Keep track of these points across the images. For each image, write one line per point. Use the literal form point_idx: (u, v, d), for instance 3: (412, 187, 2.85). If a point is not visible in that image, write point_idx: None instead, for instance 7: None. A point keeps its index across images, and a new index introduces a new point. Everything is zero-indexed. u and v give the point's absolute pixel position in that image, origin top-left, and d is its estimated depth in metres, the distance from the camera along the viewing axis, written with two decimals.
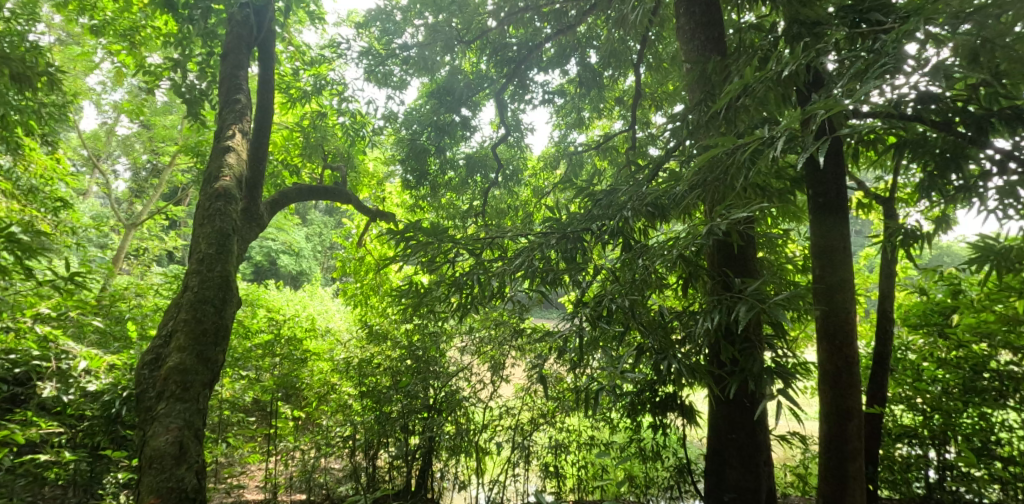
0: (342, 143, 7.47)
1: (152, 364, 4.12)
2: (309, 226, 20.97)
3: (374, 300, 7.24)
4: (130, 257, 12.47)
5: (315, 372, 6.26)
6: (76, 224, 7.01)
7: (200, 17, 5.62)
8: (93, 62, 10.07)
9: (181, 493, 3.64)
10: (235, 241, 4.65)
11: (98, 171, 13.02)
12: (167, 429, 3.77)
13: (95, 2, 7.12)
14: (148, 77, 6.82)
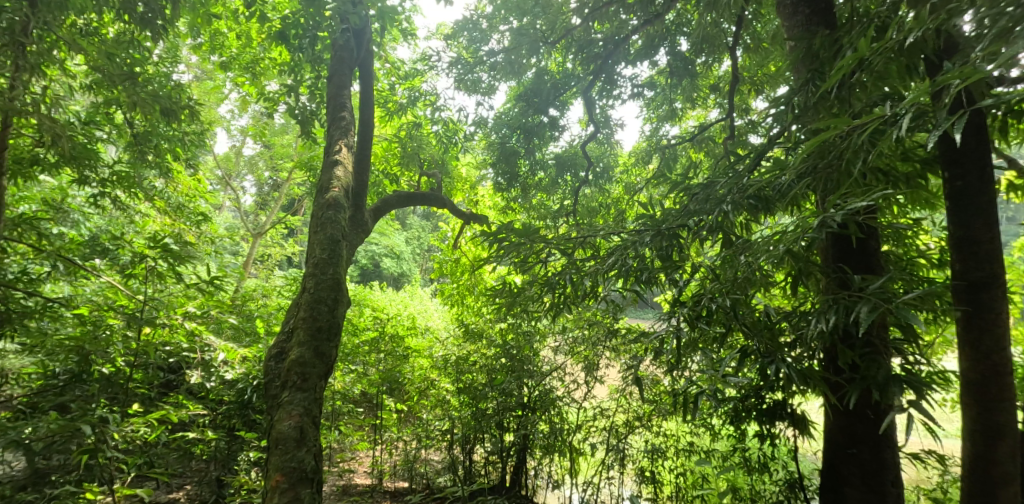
0: (437, 151, 7.61)
1: (277, 357, 4.44)
2: (408, 230, 21.74)
3: (469, 300, 7.33)
4: (257, 263, 13.61)
5: (416, 368, 6.45)
6: (214, 235, 7.72)
7: (308, 45, 6.01)
8: (223, 93, 11.12)
9: (301, 473, 3.80)
10: (344, 246, 4.91)
11: (230, 188, 14.38)
12: (290, 415, 3.98)
13: (221, 38, 7.83)
14: (268, 102, 7.39)
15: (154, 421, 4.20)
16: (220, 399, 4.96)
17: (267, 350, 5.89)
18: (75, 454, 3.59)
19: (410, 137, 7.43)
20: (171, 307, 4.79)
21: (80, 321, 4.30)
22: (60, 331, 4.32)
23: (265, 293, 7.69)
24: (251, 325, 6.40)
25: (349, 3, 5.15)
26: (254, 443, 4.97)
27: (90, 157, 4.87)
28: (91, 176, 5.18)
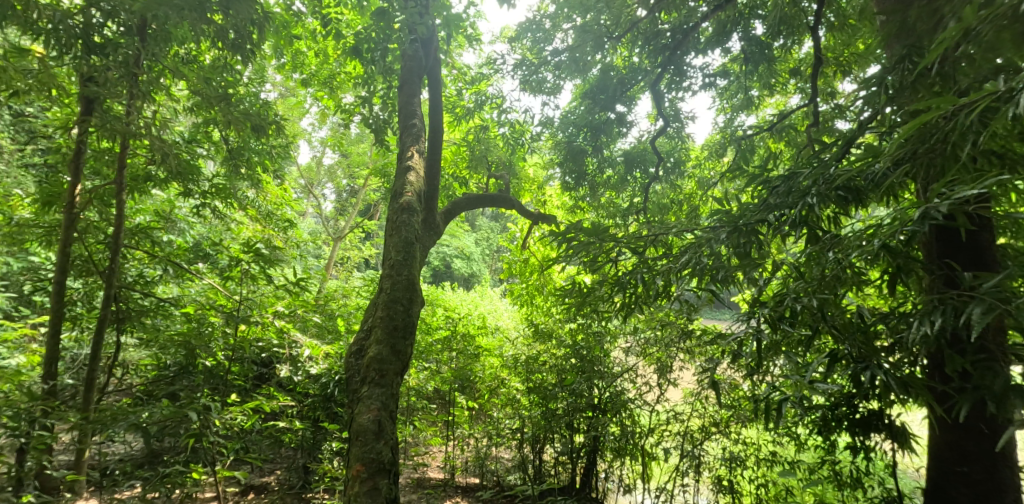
0: (504, 153, 7.57)
1: (357, 354, 4.54)
2: (477, 231, 21.94)
3: (539, 300, 7.26)
4: (337, 266, 14.12)
5: (486, 367, 6.43)
6: (299, 240, 8.07)
7: (380, 58, 6.22)
8: (304, 107, 11.68)
9: (379, 464, 3.87)
10: (417, 248, 4.98)
11: (313, 196, 15.08)
12: (369, 409, 4.08)
13: (302, 57, 8.18)
14: (345, 114, 7.64)
15: (249, 410, 4.62)
16: (307, 391, 5.45)
17: (347, 347, 6.13)
18: (183, 436, 3.98)
19: (477, 141, 7.45)
20: (263, 306, 5.17)
21: (186, 318, 4.89)
22: (170, 327, 4.90)
23: (345, 294, 7.89)
24: (332, 323, 6.62)
25: (417, 13, 5.22)
26: (337, 434, 5.19)
27: (194, 175, 5.22)
28: (193, 188, 5.54)
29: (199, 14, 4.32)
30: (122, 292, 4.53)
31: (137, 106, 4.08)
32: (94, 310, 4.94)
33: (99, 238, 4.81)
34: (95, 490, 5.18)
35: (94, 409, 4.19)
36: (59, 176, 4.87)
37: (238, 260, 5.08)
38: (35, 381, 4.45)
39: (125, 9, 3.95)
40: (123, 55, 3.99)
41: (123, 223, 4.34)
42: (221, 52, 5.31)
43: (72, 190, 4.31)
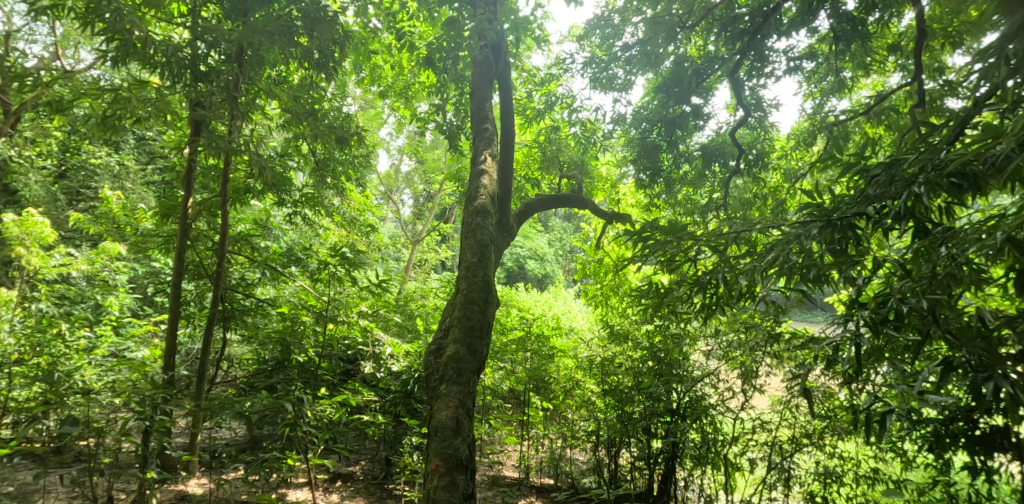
0: (576, 152, 7.44)
1: (436, 352, 4.58)
2: (551, 232, 21.78)
3: (614, 301, 7.10)
4: (415, 268, 14.45)
5: (562, 368, 6.22)
6: (380, 243, 8.26)
7: (452, 65, 6.31)
8: (382, 117, 12.07)
9: (456, 460, 3.92)
10: (492, 250, 4.96)
11: (391, 202, 15.56)
12: (447, 406, 4.12)
13: (378, 70, 8.40)
14: (420, 122, 7.78)
15: (338, 403, 4.84)
16: (388, 388, 5.59)
17: (426, 345, 6.23)
18: (280, 425, 4.32)
19: (549, 141, 7.36)
20: (350, 307, 5.51)
21: (282, 316, 5.35)
22: (270, 325, 5.52)
23: (424, 295, 8.04)
24: (411, 323, 6.76)
25: (485, 20, 5.23)
26: (416, 429, 5.32)
27: (284, 185, 5.47)
28: (285, 198, 5.82)
29: (288, 39, 4.93)
30: (228, 293, 5.18)
31: (237, 126, 4.74)
32: (204, 310, 5.47)
33: (209, 245, 5.29)
34: (206, 472, 5.61)
35: (204, 397, 4.75)
36: (175, 193, 5.41)
37: (325, 263, 5.39)
38: (155, 371, 4.92)
39: (225, 40, 4.61)
40: (224, 81, 4.67)
41: (225, 230, 4.86)
42: (308, 72, 5.63)
43: (185, 204, 4.85)
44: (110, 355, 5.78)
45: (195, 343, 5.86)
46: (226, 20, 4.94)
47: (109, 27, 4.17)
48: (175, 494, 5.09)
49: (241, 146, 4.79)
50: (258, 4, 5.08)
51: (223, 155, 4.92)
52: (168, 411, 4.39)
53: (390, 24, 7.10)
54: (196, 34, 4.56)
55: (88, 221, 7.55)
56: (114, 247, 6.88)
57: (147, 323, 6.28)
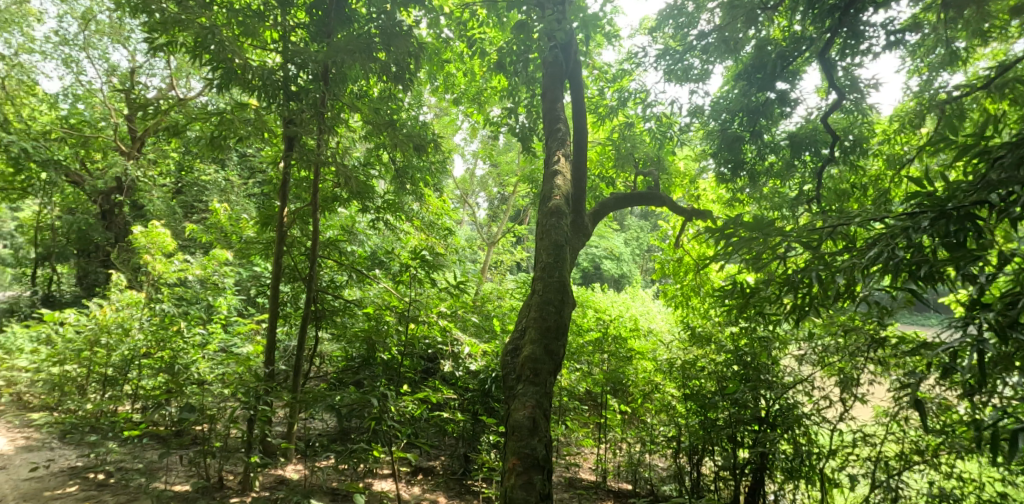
0: (651, 148, 7.04)
1: (513, 352, 4.55)
2: (629, 231, 21.22)
3: (695, 301, 6.82)
4: (491, 270, 14.56)
5: (639, 371, 6.03)
6: (457, 246, 8.25)
7: (523, 68, 6.28)
8: (457, 124, 12.26)
9: (533, 460, 3.92)
10: (567, 251, 4.85)
11: (467, 205, 15.79)
12: (524, 405, 4.11)
13: (452, 77, 8.49)
14: (493, 127, 7.76)
15: (419, 400, 4.94)
16: (466, 386, 5.60)
17: (503, 346, 6.20)
18: (366, 419, 4.58)
19: (622, 139, 7.11)
20: (430, 307, 5.60)
21: (367, 316, 5.49)
22: (355, 326, 5.59)
23: (500, 295, 8.05)
24: (489, 323, 6.78)
25: (555, 18, 5.13)
26: (493, 428, 5.33)
27: (369, 192, 5.63)
28: (368, 205, 5.95)
29: (368, 55, 5.13)
30: (320, 296, 5.46)
31: (325, 139, 5.09)
32: (299, 310, 5.74)
33: (302, 250, 5.56)
34: (301, 458, 5.85)
35: (299, 390, 5.14)
36: (273, 203, 5.74)
37: (407, 266, 5.55)
38: (257, 365, 5.25)
39: (313, 60, 4.90)
40: (313, 99, 5.00)
41: (317, 237, 5.20)
42: (386, 85, 5.75)
43: (281, 213, 5.18)
44: (220, 350, 6.23)
45: (290, 340, 6.16)
46: (312, 42, 5.20)
47: (214, 56, 4.56)
48: (274, 478, 5.40)
49: (329, 158, 5.16)
50: (340, 25, 5.34)
51: (313, 168, 5.20)
52: (268, 402, 4.72)
53: (461, 32, 7.16)
54: (286, 56, 4.85)
55: (199, 230, 8.20)
56: (222, 253, 7.44)
57: (250, 320, 6.72)
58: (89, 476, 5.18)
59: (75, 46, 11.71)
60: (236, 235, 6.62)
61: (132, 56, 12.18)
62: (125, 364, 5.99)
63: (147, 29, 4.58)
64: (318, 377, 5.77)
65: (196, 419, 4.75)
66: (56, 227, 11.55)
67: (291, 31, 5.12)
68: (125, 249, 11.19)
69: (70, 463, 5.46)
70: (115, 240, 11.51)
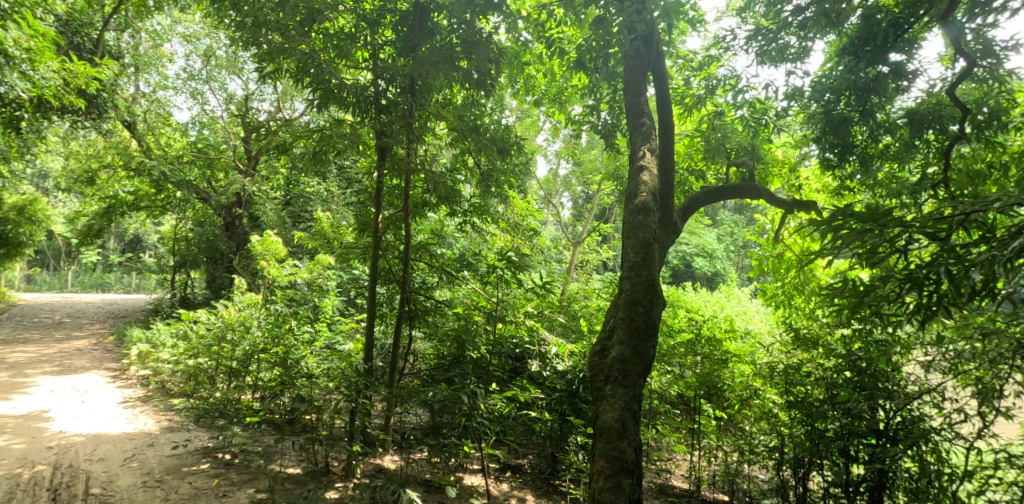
0: (745, 137, 6.59)
1: (600, 353, 4.38)
2: (721, 226, 20.21)
3: (800, 301, 6.34)
4: (578, 269, 14.38)
5: (737, 375, 5.60)
6: (543, 247, 8.14)
7: (603, 64, 6.11)
8: (539, 125, 12.21)
9: (623, 463, 3.77)
10: (656, 248, 4.60)
11: (552, 205, 15.70)
12: (613, 407, 3.96)
13: (532, 79, 8.44)
14: (574, 125, 7.62)
15: (508, 399, 4.93)
16: (554, 387, 5.52)
17: (591, 346, 6.01)
18: (457, 415, 4.64)
19: (712, 129, 6.64)
20: (517, 307, 5.57)
21: (457, 317, 5.59)
22: (447, 325, 5.65)
23: (587, 295, 7.87)
24: (575, 323, 6.64)
25: (635, 10, 4.91)
26: (581, 428, 5.21)
27: (457, 197, 5.68)
28: (455, 209, 6.00)
29: (451, 64, 5.19)
30: (412, 296, 5.55)
31: (414, 147, 5.20)
32: (394, 310, 5.84)
33: (396, 253, 5.71)
34: (397, 450, 6.00)
35: (395, 385, 5.34)
36: (368, 209, 5.93)
37: (493, 267, 5.60)
38: (358, 360, 5.49)
39: (400, 74, 5.06)
40: (402, 110, 5.16)
41: (409, 241, 5.36)
42: (469, 91, 5.76)
43: (375, 220, 5.41)
44: (325, 346, 6.52)
45: (386, 338, 6.29)
46: (398, 58, 5.32)
47: (313, 78, 4.83)
48: (373, 467, 5.57)
49: (418, 165, 5.26)
50: (423, 39, 5.40)
51: (403, 176, 5.35)
52: (368, 395, 4.92)
53: (540, 34, 7.07)
54: (375, 72, 5.06)
55: (306, 238, 8.71)
56: (325, 258, 7.81)
57: (352, 319, 6.99)
58: (218, 456, 5.63)
59: (200, 80, 12.88)
60: (337, 241, 6.96)
61: (246, 85, 13.22)
62: (247, 357, 6.41)
63: (256, 59, 4.94)
64: (412, 374, 5.91)
65: (305, 409, 5.02)
66: (190, 238, 12.45)
67: (379, 49, 5.25)
68: (245, 256, 12.18)
69: (204, 443, 5.96)
70: (236, 248, 12.77)
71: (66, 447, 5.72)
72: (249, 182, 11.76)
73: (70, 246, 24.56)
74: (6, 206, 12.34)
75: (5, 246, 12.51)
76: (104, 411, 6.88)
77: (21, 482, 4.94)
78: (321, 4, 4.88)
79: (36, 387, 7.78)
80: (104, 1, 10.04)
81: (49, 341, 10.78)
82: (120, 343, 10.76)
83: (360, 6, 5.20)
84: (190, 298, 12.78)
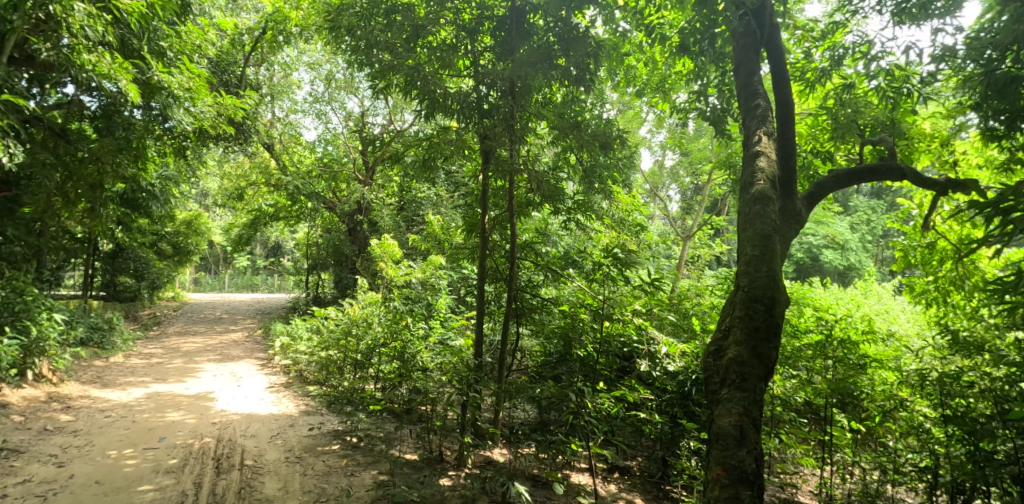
0: (882, 111, 5.85)
1: (716, 353, 4.04)
2: (853, 213, 18.35)
3: (959, 299, 5.65)
4: (689, 265, 13.69)
5: (878, 383, 4.95)
6: (651, 243, 7.76)
7: (708, 45, 5.71)
8: (642, 117, 11.76)
9: (741, 473, 3.45)
10: (778, 241, 4.14)
11: (659, 199, 15.07)
12: (730, 412, 3.63)
13: (633, 70, 8.10)
14: (680, 115, 7.20)
15: (616, 398, 4.74)
16: (665, 387, 5.17)
17: (705, 346, 5.59)
18: (565, 412, 4.51)
19: (842, 104, 5.87)
20: (625, 305, 5.33)
21: (563, 314, 5.44)
22: (553, 322, 5.54)
23: (700, 292, 7.38)
24: (688, 322, 6.26)
25: None
26: (694, 433, 4.86)
27: (561, 195, 5.54)
28: (559, 207, 5.85)
29: (549, 62, 5.06)
30: (519, 294, 5.52)
31: (516, 149, 5.14)
32: (502, 308, 5.86)
33: (503, 253, 5.68)
34: (505, 444, 5.94)
35: (504, 381, 5.31)
36: (474, 210, 5.94)
37: (598, 264, 5.37)
38: (468, 356, 5.53)
39: (500, 78, 5.03)
40: (503, 113, 5.11)
41: (515, 240, 5.30)
42: (568, 88, 5.59)
43: (482, 221, 5.38)
44: (437, 342, 6.61)
45: (495, 334, 6.29)
46: (498, 62, 5.28)
47: (420, 91, 4.97)
48: (483, 459, 5.57)
49: (522, 166, 5.22)
50: (521, 40, 5.29)
51: (507, 177, 5.31)
52: (479, 390, 4.92)
53: (639, 22, 6.79)
54: (477, 78, 5.07)
55: (418, 238, 8.94)
56: (437, 258, 7.99)
57: (461, 316, 7.06)
58: (347, 439, 5.90)
59: (323, 101, 13.74)
60: (447, 242, 7.08)
61: (362, 102, 13.99)
62: (370, 350, 6.70)
63: (370, 78, 5.18)
64: (520, 371, 5.86)
65: (421, 400, 5.14)
66: (320, 242, 13.36)
67: (480, 56, 5.27)
68: (365, 259, 12.83)
69: (336, 427, 6.29)
70: (358, 251, 13.49)
71: (227, 423, 6.26)
72: (367, 190, 12.47)
73: (224, 252, 27.49)
74: (178, 222, 13.88)
75: (178, 255, 14.22)
76: (255, 394, 7.49)
77: (193, 451, 5.47)
78: (425, 20, 5.09)
79: (203, 371, 8.67)
80: (242, 41, 11.06)
81: (212, 333, 12.07)
82: (267, 335, 11.78)
83: (461, 17, 5.26)
84: (322, 297, 14.03)
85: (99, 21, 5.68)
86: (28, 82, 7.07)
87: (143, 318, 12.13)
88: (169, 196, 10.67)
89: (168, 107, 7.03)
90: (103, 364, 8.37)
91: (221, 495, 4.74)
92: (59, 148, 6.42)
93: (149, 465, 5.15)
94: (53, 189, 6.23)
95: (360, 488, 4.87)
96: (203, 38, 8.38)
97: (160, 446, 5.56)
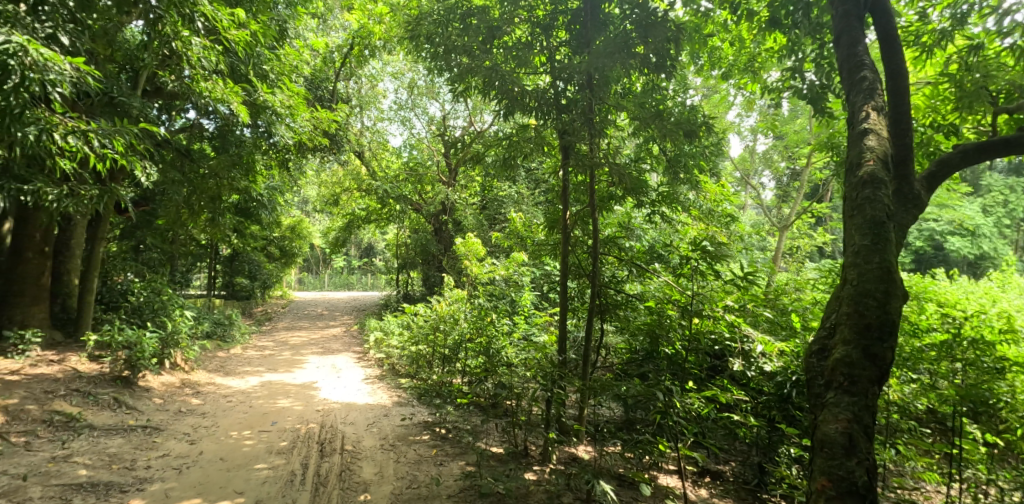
0: (1018, 74, 5.12)
1: (820, 353, 3.68)
2: (985, 195, 16.35)
3: None
4: (789, 256, 12.82)
5: (1017, 390, 4.40)
6: (744, 233, 7.29)
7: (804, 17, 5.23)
8: (730, 102, 11.12)
9: (851, 485, 3.14)
10: (893, 229, 3.68)
11: (752, 187, 14.24)
12: (837, 418, 3.29)
13: (719, 52, 7.63)
14: (772, 96, 6.71)
15: (707, 398, 4.45)
16: (761, 389, 4.75)
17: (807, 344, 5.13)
18: (652, 412, 4.28)
19: (968, 70, 5.17)
20: (714, 301, 5.09)
21: (649, 310, 5.22)
22: (639, 318, 5.33)
23: (799, 286, 6.83)
24: (786, 317, 5.81)
25: None
26: (795, 438, 4.48)
27: (644, 188, 5.28)
28: (643, 199, 5.57)
29: (627, 51, 4.82)
30: (602, 290, 5.40)
31: (596, 143, 4.94)
32: (586, 304, 5.68)
33: (585, 249, 5.51)
34: (591, 442, 5.76)
35: (589, 378, 5.14)
36: (555, 207, 5.80)
37: (686, 258, 5.06)
38: (552, 352, 5.42)
39: (578, 72, 4.86)
40: (583, 107, 4.94)
41: (597, 235, 5.11)
42: (649, 77, 5.31)
43: (564, 217, 5.25)
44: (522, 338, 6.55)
45: (579, 331, 6.15)
46: (574, 56, 5.11)
47: (499, 91, 4.92)
48: (568, 455, 5.42)
49: (603, 159, 5.01)
50: (596, 32, 5.09)
51: (588, 172, 5.13)
52: (563, 386, 4.78)
53: (722, 1, 6.37)
54: (554, 74, 4.91)
55: (500, 236, 8.92)
56: (519, 255, 7.92)
57: (545, 312, 6.94)
58: (436, 431, 5.96)
59: (407, 108, 14.12)
60: (529, 238, 6.99)
61: (443, 106, 14.21)
62: (456, 346, 6.74)
63: (450, 83, 5.19)
64: (604, 369, 5.66)
65: (506, 395, 5.08)
66: (409, 243, 13.69)
67: (556, 52, 5.14)
68: (452, 258, 13.00)
69: (426, 418, 6.37)
70: (444, 250, 13.70)
71: (329, 411, 6.50)
72: (450, 191, 12.61)
73: (324, 252, 29.02)
74: (284, 227, 14.74)
75: (284, 258, 15.14)
76: (354, 385, 7.76)
77: (301, 434, 5.73)
78: (499, 21, 5.04)
79: (308, 363, 9.12)
80: (333, 57, 11.52)
81: (315, 328, 12.72)
82: (362, 330, 12.24)
83: (535, 14, 5.13)
84: (412, 294, 14.39)
85: (213, 53, 5.89)
86: (159, 110, 7.75)
87: (256, 315, 13.01)
88: (276, 204, 11.06)
89: (272, 124, 7.40)
90: (224, 355, 8.96)
91: (324, 476, 4.90)
92: (185, 167, 7.00)
93: (264, 445, 5.44)
94: (181, 202, 6.98)
95: (448, 477, 4.89)
96: (299, 59, 8.80)
97: (273, 429, 5.87)
